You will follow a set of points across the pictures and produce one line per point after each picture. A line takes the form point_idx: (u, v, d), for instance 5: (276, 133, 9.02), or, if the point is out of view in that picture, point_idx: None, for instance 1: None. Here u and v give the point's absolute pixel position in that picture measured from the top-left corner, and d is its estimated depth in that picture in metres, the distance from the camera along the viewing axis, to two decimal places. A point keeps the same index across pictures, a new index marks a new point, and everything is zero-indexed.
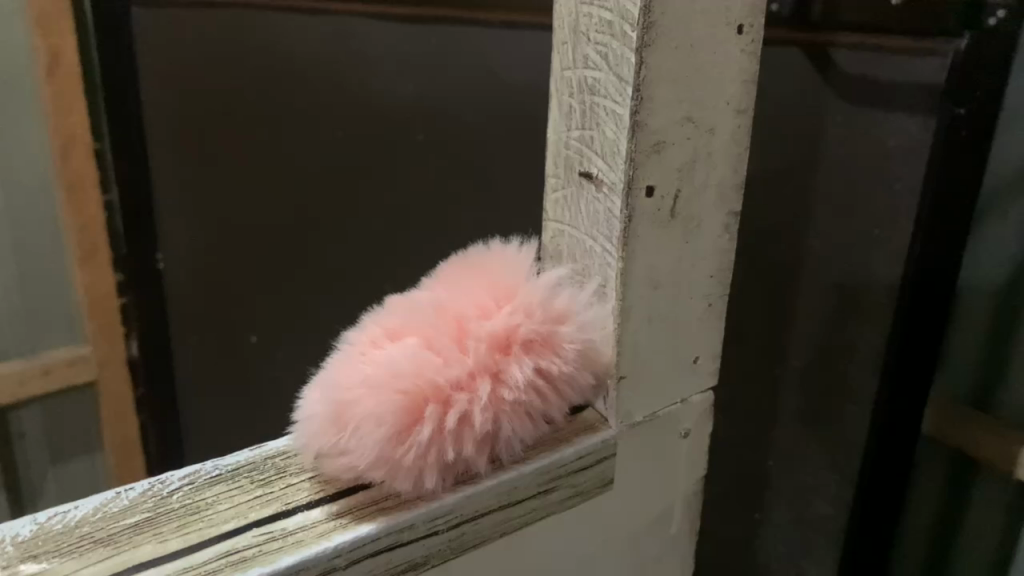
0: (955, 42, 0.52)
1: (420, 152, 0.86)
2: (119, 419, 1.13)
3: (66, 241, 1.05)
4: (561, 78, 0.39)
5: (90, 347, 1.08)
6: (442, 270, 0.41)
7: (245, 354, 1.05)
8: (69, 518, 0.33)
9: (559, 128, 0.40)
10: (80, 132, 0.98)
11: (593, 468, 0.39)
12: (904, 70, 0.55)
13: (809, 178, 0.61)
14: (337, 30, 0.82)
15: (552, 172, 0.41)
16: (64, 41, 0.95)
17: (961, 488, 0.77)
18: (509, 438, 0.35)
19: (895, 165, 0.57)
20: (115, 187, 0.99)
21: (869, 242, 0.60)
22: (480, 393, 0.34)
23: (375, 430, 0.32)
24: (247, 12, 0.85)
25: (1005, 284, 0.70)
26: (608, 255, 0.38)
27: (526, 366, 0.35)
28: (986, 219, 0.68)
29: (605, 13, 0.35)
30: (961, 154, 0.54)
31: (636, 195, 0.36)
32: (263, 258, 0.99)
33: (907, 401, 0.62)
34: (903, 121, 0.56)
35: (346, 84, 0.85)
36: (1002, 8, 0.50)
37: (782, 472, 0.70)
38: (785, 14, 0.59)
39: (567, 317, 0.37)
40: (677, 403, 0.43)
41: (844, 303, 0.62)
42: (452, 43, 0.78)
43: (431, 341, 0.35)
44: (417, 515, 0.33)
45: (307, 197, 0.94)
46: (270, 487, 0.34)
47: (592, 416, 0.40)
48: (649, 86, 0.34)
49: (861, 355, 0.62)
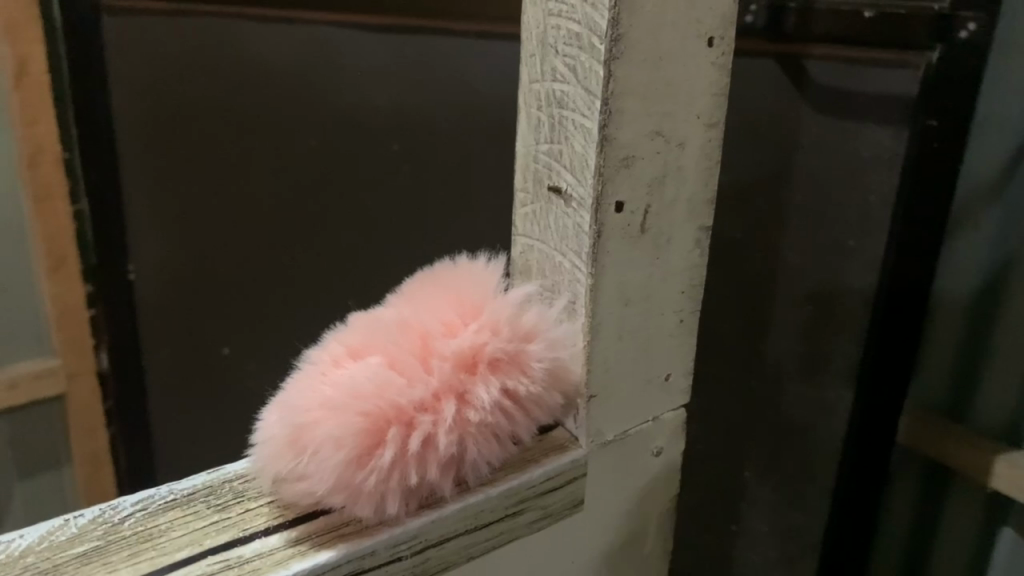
0: (926, 55, 0.53)
1: (394, 162, 0.84)
2: (89, 431, 1.17)
3: (34, 249, 1.08)
4: (529, 90, 0.38)
5: (61, 359, 1.12)
6: (407, 285, 0.40)
7: (221, 367, 1.03)
8: (13, 547, 0.31)
9: (528, 141, 0.39)
10: (47, 141, 1.01)
11: (562, 490, 0.38)
12: (877, 81, 0.55)
13: (783, 190, 0.62)
14: (311, 38, 0.81)
15: (521, 186, 0.40)
16: (33, 52, 0.97)
17: (935, 492, 0.79)
18: (475, 460, 0.34)
19: (868, 177, 0.58)
20: (83, 197, 1.02)
21: (843, 253, 0.61)
22: (446, 415, 0.33)
23: (334, 453, 0.31)
24: (220, 22, 0.84)
25: (980, 288, 0.72)
26: (578, 270, 0.37)
27: (493, 386, 0.34)
28: (959, 233, 0.70)
29: (573, 25, 0.34)
30: (933, 167, 0.56)
31: (605, 211, 0.35)
32: (235, 271, 0.97)
33: (880, 411, 0.63)
34: (876, 132, 0.56)
35: (319, 93, 0.84)
36: (973, 20, 0.52)
37: (760, 485, 0.71)
38: (759, 26, 0.59)
39: (535, 333, 0.36)
40: (649, 421, 0.42)
41: (819, 310, 0.63)
42: (427, 53, 0.76)
43: (393, 359, 0.34)
44: (380, 541, 0.32)
45: (279, 209, 0.92)
46: (227, 512, 0.33)
47: (561, 435, 0.39)
48: (618, 100, 0.33)
49: (834, 366, 0.64)
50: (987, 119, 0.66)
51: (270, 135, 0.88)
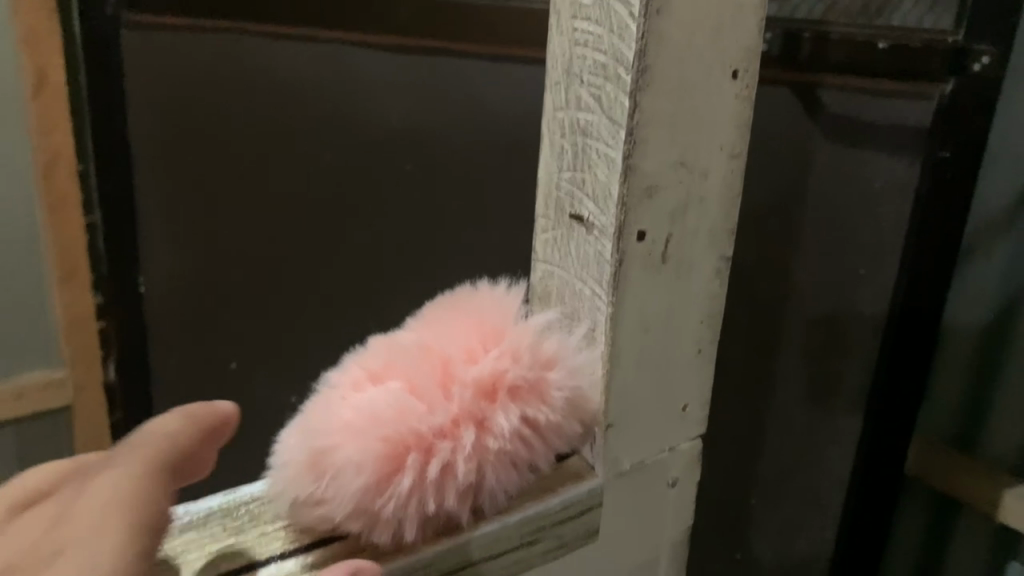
0: (941, 86, 0.58)
1: (409, 181, 0.86)
2: (93, 444, 1.17)
3: (45, 259, 1.09)
4: (553, 118, 0.38)
5: (68, 370, 1.13)
6: (427, 309, 0.40)
7: (230, 379, 1.03)
8: None
9: (551, 168, 0.39)
10: (65, 150, 1.01)
11: (577, 519, 0.38)
12: (887, 112, 0.60)
13: (797, 214, 0.65)
14: (327, 57, 0.82)
15: (543, 213, 0.40)
16: (52, 62, 0.96)
17: (943, 521, 0.80)
18: (493, 488, 0.34)
19: (882, 203, 0.62)
20: (98, 210, 0.99)
21: (855, 278, 0.65)
22: (465, 441, 0.33)
23: (353, 478, 0.31)
24: (237, 39, 0.84)
25: (991, 319, 0.74)
26: (598, 298, 0.37)
27: (512, 414, 0.34)
28: (969, 261, 0.73)
29: (599, 55, 0.34)
30: (941, 196, 0.61)
31: (628, 240, 0.35)
32: (245, 285, 0.98)
33: (884, 431, 0.69)
34: (887, 162, 0.61)
35: (336, 113, 0.85)
36: (987, 54, 0.56)
37: (765, 509, 0.74)
38: (774, 55, 0.60)
39: (555, 361, 0.36)
40: (665, 451, 0.42)
41: (829, 328, 0.67)
42: (447, 73, 0.78)
43: (413, 384, 0.34)
44: (395, 568, 0.32)
45: (290, 227, 0.93)
46: (244, 535, 0.33)
47: (578, 463, 0.39)
48: (643, 129, 0.34)
49: (846, 390, 0.68)
50: (997, 149, 0.69)
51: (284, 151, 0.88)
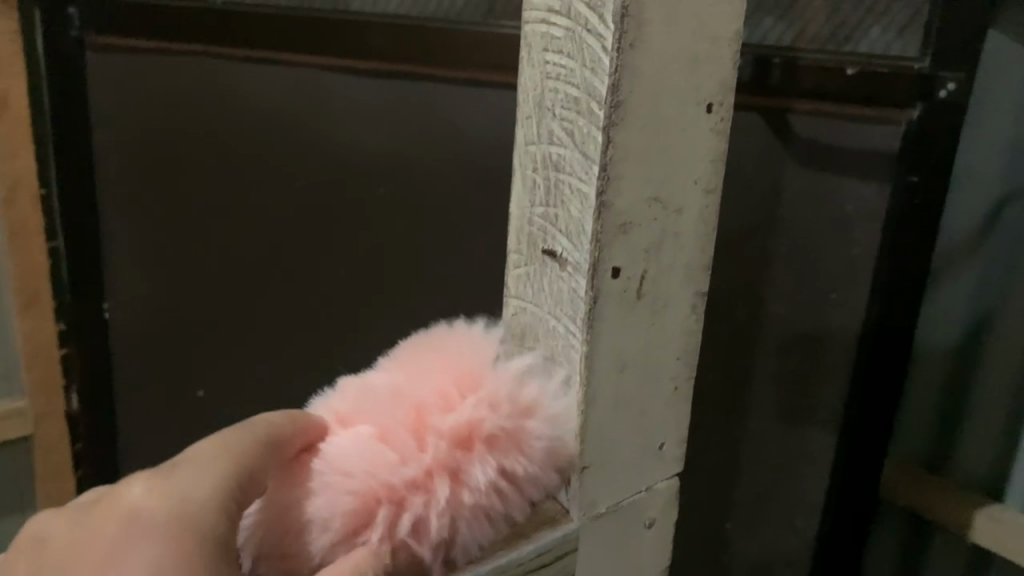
0: (908, 112, 0.58)
1: (382, 206, 0.83)
2: (57, 475, 1.13)
3: (8, 286, 1.05)
4: (524, 152, 0.37)
5: (29, 401, 1.08)
6: (397, 349, 0.39)
7: (196, 410, 1.00)
8: None
9: (523, 203, 0.38)
10: (23, 174, 0.97)
11: (552, 566, 0.37)
12: (859, 136, 0.60)
13: (769, 241, 0.64)
14: (299, 80, 0.80)
15: (515, 247, 0.39)
16: (11, 85, 0.93)
17: (917, 544, 0.80)
18: (468, 543, 0.33)
19: (855, 231, 0.63)
20: (61, 235, 0.98)
21: (828, 304, 0.65)
22: (438, 495, 0.32)
23: (320, 535, 0.32)
24: (206, 62, 0.83)
25: (961, 339, 0.75)
26: (572, 336, 0.36)
27: (489, 466, 0.33)
28: (939, 283, 0.73)
29: (571, 89, 0.34)
30: (912, 221, 0.61)
31: (602, 275, 0.34)
32: (213, 311, 0.95)
33: (860, 457, 0.69)
34: (858, 187, 0.62)
35: (307, 137, 0.83)
36: (953, 80, 0.57)
37: (745, 535, 0.73)
38: (744, 81, 0.60)
39: (533, 410, 0.35)
40: (642, 491, 0.41)
41: (807, 352, 0.67)
42: (421, 95, 0.76)
43: (386, 433, 0.33)
44: None
45: (257, 253, 0.90)
46: None
47: (552, 508, 0.38)
48: (616, 165, 0.33)
49: (819, 417, 0.68)
50: (963, 171, 0.69)
51: (253, 176, 0.87)
